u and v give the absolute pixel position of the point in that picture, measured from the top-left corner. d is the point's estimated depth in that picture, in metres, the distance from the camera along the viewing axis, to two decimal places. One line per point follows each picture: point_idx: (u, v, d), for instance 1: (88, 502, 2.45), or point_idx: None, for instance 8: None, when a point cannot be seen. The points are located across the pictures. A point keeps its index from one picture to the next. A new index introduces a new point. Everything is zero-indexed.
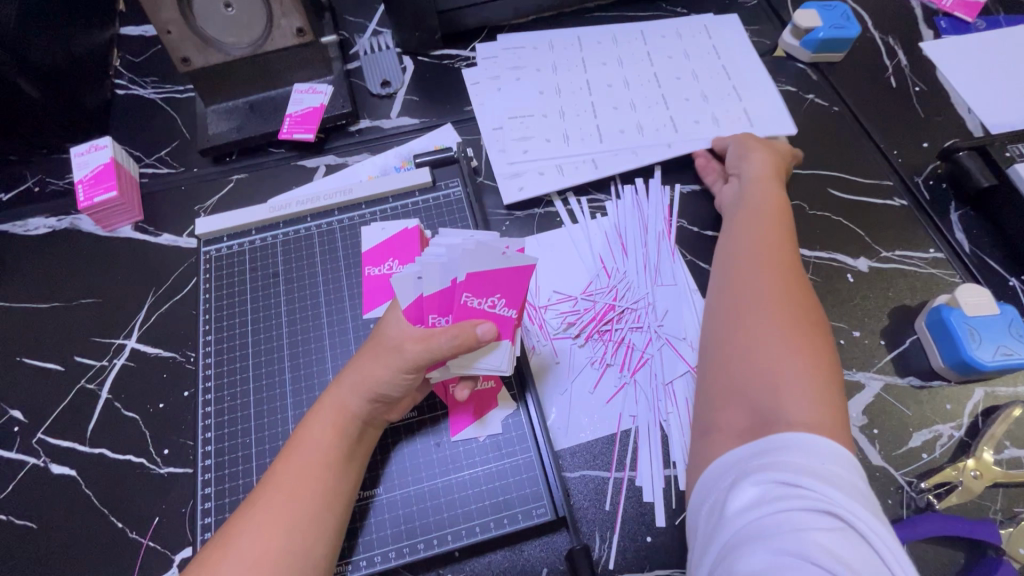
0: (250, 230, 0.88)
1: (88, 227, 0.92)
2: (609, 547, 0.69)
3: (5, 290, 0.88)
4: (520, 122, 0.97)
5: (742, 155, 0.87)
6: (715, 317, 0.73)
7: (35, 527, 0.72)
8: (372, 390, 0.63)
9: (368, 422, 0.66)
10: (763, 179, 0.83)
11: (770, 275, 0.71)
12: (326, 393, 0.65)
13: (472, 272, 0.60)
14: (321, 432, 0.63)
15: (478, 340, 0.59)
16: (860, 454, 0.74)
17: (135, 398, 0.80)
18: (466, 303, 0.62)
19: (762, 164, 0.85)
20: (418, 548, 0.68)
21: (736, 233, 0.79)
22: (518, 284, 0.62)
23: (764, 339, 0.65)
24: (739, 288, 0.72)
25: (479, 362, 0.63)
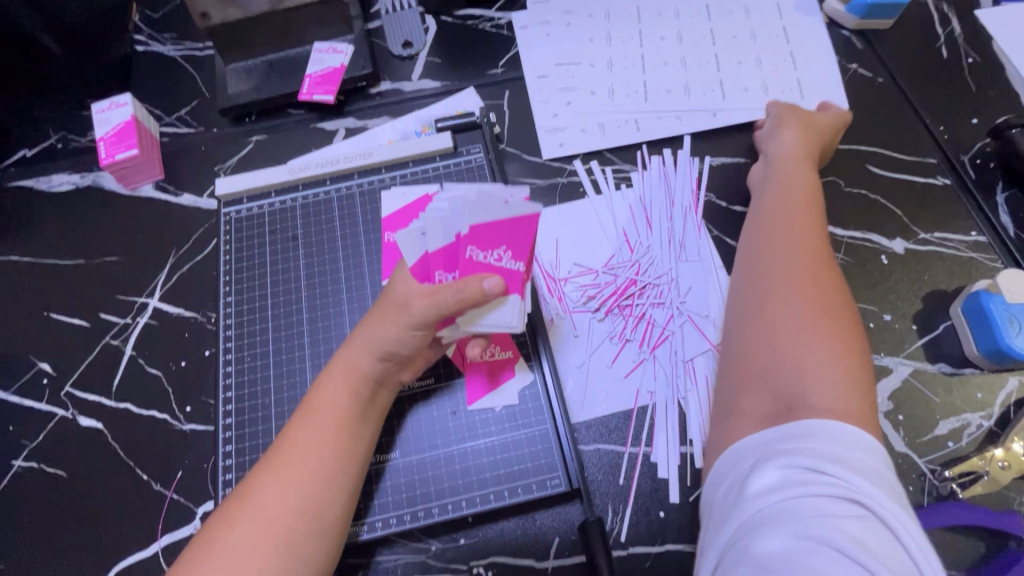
0: (269, 191, 0.87)
1: (111, 185, 0.92)
2: (621, 520, 0.69)
3: (31, 246, 0.89)
4: (567, 72, 0.96)
5: (778, 135, 0.83)
6: (740, 303, 0.71)
7: (65, 475, 0.75)
8: (384, 350, 0.63)
9: (381, 382, 0.65)
10: (799, 162, 0.80)
11: (800, 260, 0.69)
12: (339, 353, 0.65)
13: (475, 223, 0.57)
14: (333, 392, 0.62)
15: (485, 294, 0.57)
16: (882, 439, 0.72)
17: (158, 356, 0.81)
18: (471, 257, 0.59)
19: (798, 147, 0.81)
20: (432, 512, 0.69)
21: (765, 216, 0.76)
22: (525, 235, 0.59)
23: (791, 328, 0.64)
24: (769, 273, 0.69)
25: (486, 318, 0.61)
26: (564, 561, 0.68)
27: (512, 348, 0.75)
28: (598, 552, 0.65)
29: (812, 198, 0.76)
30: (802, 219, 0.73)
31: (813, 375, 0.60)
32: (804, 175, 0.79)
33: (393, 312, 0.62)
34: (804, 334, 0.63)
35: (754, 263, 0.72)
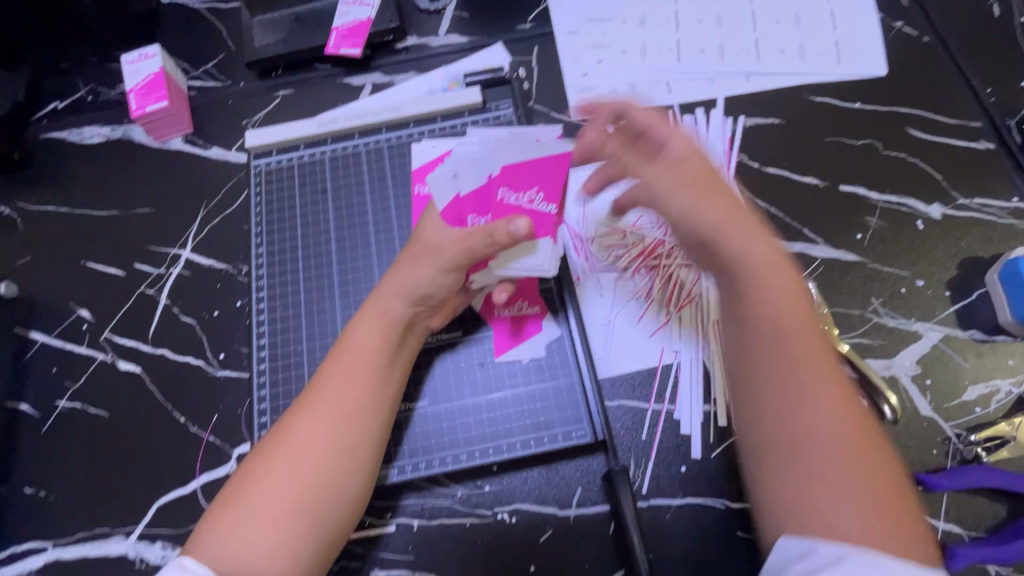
0: (298, 144, 0.88)
1: (141, 138, 0.93)
2: (644, 473, 0.71)
3: (67, 196, 0.91)
4: (598, 29, 0.93)
5: (678, 208, 0.60)
6: (766, 474, 0.53)
7: (107, 415, 0.78)
8: (414, 295, 0.64)
9: (409, 327, 0.66)
10: (748, 234, 0.59)
11: (826, 387, 0.54)
12: (369, 299, 0.66)
13: (506, 165, 0.59)
14: (364, 337, 0.64)
15: (513, 237, 0.57)
16: (909, 403, 0.72)
17: (191, 305, 0.83)
18: (503, 198, 0.61)
19: (695, 198, 0.60)
20: (460, 458, 0.72)
21: (746, 337, 0.58)
22: (556, 177, 0.60)
23: (836, 497, 0.49)
24: (804, 412, 0.53)
25: (515, 262, 0.62)
26: (587, 510, 0.70)
27: (539, 304, 0.77)
28: (624, 499, 0.66)
29: (788, 293, 0.57)
30: (810, 343, 0.56)
31: (845, 515, 0.48)
32: (746, 249, 0.58)
33: (422, 258, 0.63)
34: (848, 502, 0.49)
35: (752, 420, 0.56)
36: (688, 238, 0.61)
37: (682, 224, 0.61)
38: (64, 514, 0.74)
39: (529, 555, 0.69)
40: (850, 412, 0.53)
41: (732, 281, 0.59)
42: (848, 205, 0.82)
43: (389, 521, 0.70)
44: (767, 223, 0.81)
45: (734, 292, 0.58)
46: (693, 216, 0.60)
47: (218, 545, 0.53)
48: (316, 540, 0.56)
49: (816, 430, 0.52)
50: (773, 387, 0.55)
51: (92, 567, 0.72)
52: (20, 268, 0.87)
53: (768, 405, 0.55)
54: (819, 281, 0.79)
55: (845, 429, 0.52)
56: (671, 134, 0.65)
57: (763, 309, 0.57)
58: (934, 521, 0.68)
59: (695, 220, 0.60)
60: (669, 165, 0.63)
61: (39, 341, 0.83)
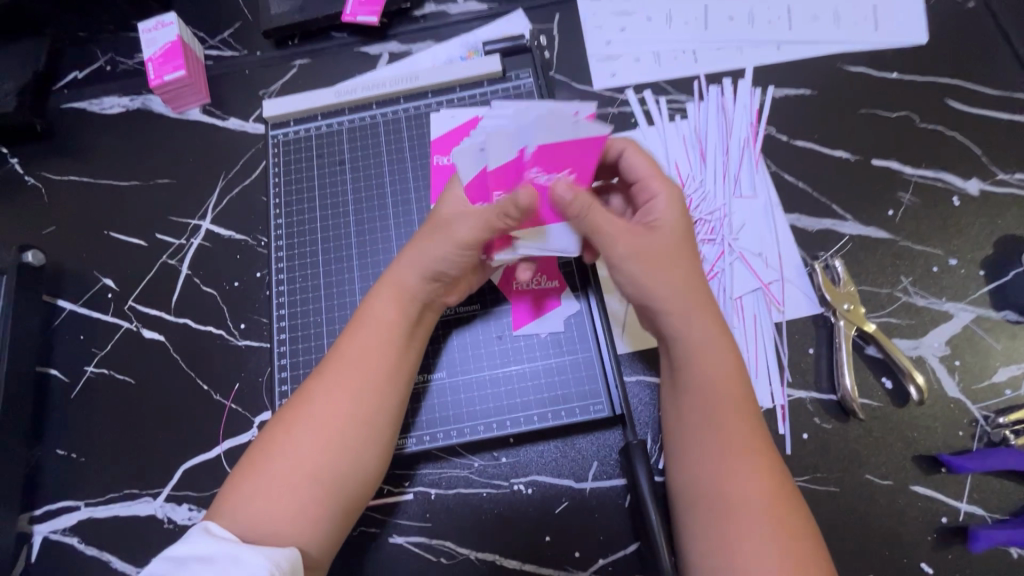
0: (316, 115, 0.87)
1: (160, 108, 0.93)
2: (661, 448, 0.71)
3: (89, 166, 0.91)
4: None
5: (625, 275, 0.62)
6: (688, 524, 0.57)
7: (133, 382, 0.80)
8: (432, 269, 0.63)
9: (428, 301, 0.66)
10: (699, 304, 0.62)
11: (750, 451, 0.57)
12: (387, 271, 0.65)
13: (543, 143, 0.56)
14: (383, 309, 0.63)
15: (558, 198, 0.59)
16: (936, 383, 0.71)
17: (212, 276, 0.84)
18: (534, 178, 0.60)
19: (647, 270, 0.61)
20: (477, 430, 0.72)
21: (683, 400, 0.62)
22: (589, 159, 0.60)
23: (752, 552, 0.52)
24: (726, 477, 0.56)
25: (542, 237, 0.63)
26: (603, 483, 0.70)
27: (558, 278, 0.76)
28: (641, 471, 0.65)
29: (726, 365, 0.60)
30: (744, 405, 0.59)
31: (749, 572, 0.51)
32: (691, 324, 0.61)
33: (439, 231, 0.63)
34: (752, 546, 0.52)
35: (684, 468, 0.60)
36: (634, 299, 0.63)
37: (627, 290, 0.63)
38: (94, 476, 0.77)
39: (545, 526, 0.70)
40: (770, 478, 0.55)
41: (674, 349, 0.62)
42: (880, 180, 0.79)
43: (408, 489, 0.72)
44: (795, 197, 0.79)
45: (673, 363, 0.63)
46: (639, 287, 0.61)
47: (242, 509, 0.55)
48: (336, 505, 0.57)
49: (738, 493, 0.55)
50: (706, 437, 0.58)
51: (122, 526, 0.74)
52: (46, 237, 0.88)
53: (706, 453, 0.58)
54: (847, 258, 0.76)
55: (769, 493, 0.55)
56: (654, 194, 0.64)
57: (699, 377, 0.60)
58: (957, 503, 0.66)
59: (641, 293, 0.62)
60: (637, 235, 0.62)
61: (66, 308, 0.84)
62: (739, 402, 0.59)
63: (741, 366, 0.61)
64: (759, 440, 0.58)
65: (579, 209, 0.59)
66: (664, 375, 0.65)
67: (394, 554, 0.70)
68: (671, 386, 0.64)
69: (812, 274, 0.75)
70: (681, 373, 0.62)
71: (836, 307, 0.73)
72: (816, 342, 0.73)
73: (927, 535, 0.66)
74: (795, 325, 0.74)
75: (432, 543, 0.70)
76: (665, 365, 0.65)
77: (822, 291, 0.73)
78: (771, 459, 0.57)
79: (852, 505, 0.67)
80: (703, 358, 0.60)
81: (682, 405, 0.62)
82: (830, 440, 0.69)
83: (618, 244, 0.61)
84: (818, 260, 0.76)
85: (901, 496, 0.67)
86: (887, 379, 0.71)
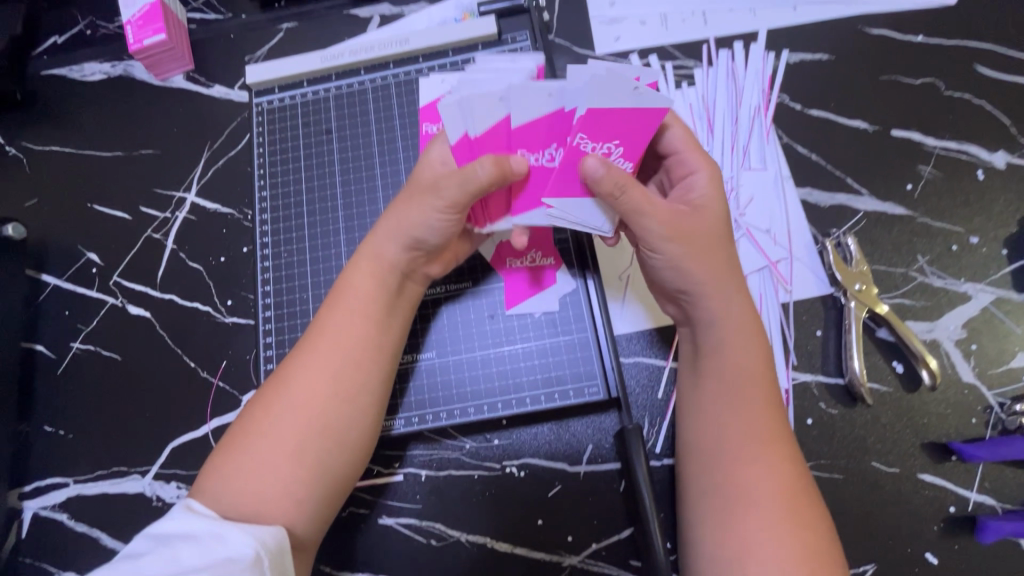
0: (301, 81, 0.83)
1: (142, 76, 0.87)
2: (658, 432, 0.68)
3: (67, 134, 0.87)
4: None
5: (662, 256, 0.59)
6: (693, 512, 0.55)
7: (120, 359, 0.78)
8: (410, 237, 0.60)
9: (409, 272, 0.63)
10: (723, 288, 0.59)
11: (762, 439, 0.54)
12: (365, 243, 0.63)
13: (595, 108, 0.51)
14: (360, 282, 0.61)
15: (594, 172, 0.54)
16: (949, 368, 0.67)
17: (198, 251, 0.81)
18: (578, 144, 0.54)
19: (685, 252, 0.58)
20: (468, 411, 0.70)
21: (702, 383, 0.59)
22: (641, 131, 0.55)
23: (756, 540, 0.50)
24: (734, 463, 0.54)
25: (564, 210, 0.59)
26: (597, 466, 0.68)
27: (553, 256, 0.73)
28: (637, 458, 0.63)
29: (746, 349, 0.58)
30: (759, 389, 0.56)
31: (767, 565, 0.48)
32: (717, 304, 0.59)
33: (419, 197, 0.60)
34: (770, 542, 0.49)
35: (694, 451, 0.57)
36: (672, 283, 0.60)
37: (665, 272, 0.60)
38: (81, 454, 0.75)
39: (537, 510, 0.68)
40: (784, 469, 0.53)
41: (703, 330, 0.60)
42: (899, 152, 0.74)
43: (397, 470, 0.70)
44: (808, 170, 0.74)
45: (700, 344, 0.60)
46: (678, 270, 0.59)
47: (221, 489, 0.52)
48: (321, 486, 0.54)
49: (746, 480, 0.52)
50: (722, 422, 0.56)
51: (111, 504, 0.73)
52: (27, 209, 0.84)
53: (716, 438, 0.56)
54: (861, 235, 0.72)
55: (780, 483, 0.52)
56: (693, 171, 0.61)
57: (725, 360, 0.58)
58: (967, 492, 0.64)
59: (681, 277, 0.59)
60: (676, 215, 0.59)
61: (51, 283, 0.81)
62: (755, 388, 0.56)
63: (762, 351, 0.58)
64: (776, 428, 0.55)
65: (612, 186, 0.55)
66: (684, 357, 0.63)
67: (384, 536, 0.68)
68: (690, 368, 0.61)
69: (823, 252, 0.71)
70: (706, 355, 0.59)
71: (847, 288, 0.68)
72: (824, 324, 0.70)
73: (933, 524, 0.63)
74: (803, 305, 0.70)
75: (422, 526, 0.68)
76: (688, 346, 0.63)
77: (833, 271, 0.70)
78: (785, 448, 0.54)
79: (856, 493, 0.65)
80: (731, 341, 0.58)
81: (702, 387, 0.59)
82: (835, 426, 0.67)
83: (653, 226, 0.58)
84: (830, 237, 0.72)
85: (908, 484, 0.64)
86: (897, 363, 0.68)
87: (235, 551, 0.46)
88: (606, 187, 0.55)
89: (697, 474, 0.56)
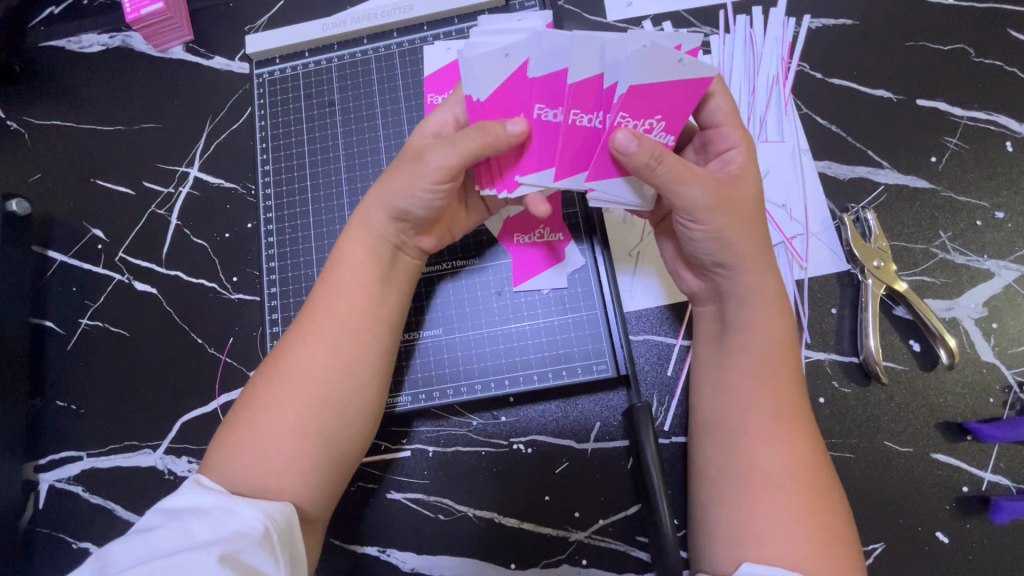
0: (302, 51, 0.82)
1: (141, 47, 0.85)
2: (666, 410, 0.68)
3: (69, 108, 0.85)
4: None
5: (704, 227, 0.56)
6: (708, 491, 0.54)
7: (128, 335, 0.78)
8: (394, 207, 0.59)
9: (399, 244, 0.63)
10: (756, 264, 0.57)
11: (780, 418, 0.53)
12: (354, 214, 0.62)
13: (637, 85, 0.50)
14: (353, 253, 0.60)
15: (623, 150, 0.52)
16: (968, 347, 0.66)
17: (203, 227, 0.80)
18: (620, 122, 0.53)
19: (726, 223, 0.56)
20: (475, 388, 0.70)
21: (727, 361, 0.58)
22: (684, 103, 0.53)
23: (771, 518, 0.49)
24: (751, 442, 0.53)
25: (606, 188, 0.58)
26: (604, 444, 0.68)
27: (562, 230, 0.72)
28: (645, 436, 0.62)
29: (766, 327, 0.57)
30: (777, 368, 0.55)
31: (776, 543, 0.48)
32: (746, 280, 0.57)
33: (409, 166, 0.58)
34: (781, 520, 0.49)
35: (711, 429, 0.57)
36: (708, 256, 0.58)
37: (705, 244, 0.57)
38: (93, 429, 0.76)
39: (544, 486, 0.68)
40: (795, 447, 0.52)
41: (733, 307, 0.58)
42: (924, 123, 0.71)
43: (405, 446, 0.70)
44: (827, 143, 0.72)
45: (727, 323, 0.59)
46: (717, 243, 0.57)
47: (226, 462, 0.52)
48: (325, 457, 0.54)
49: (762, 459, 0.52)
50: (743, 401, 0.55)
51: (124, 477, 0.74)
52: (32, 184, 0.83)
53: (736, 417, 0.55)
54: (881, 210, 0.70)
55: (796, 463, 0.51)
56: (732, 145, 0.58)
57: (749, 339, 0.57)
58: (981, 472, 0.63)
59: (717, 251, 0.57)
60: (719, 184, 0.56)
61: (57, 260, 0.81)
62: (775, 367, 0.55)
63: (779, 326, 0.57)
64: (789, 406, 0.54)
65: (646, 159, 0.52)
66: (707, 336, 0.62)
67: (392, 510, 0.69)
68: (715, 347, 0.60)
69: (840, 228, 0.69)
70: (733, 334, 0.58)
71: (865, 264, 0.67)
72: (839, 302, 0.68)
73: (946, 504, 0.63)
74: (818, 282, 0.69)
75: (430, 500, 0.69)
76: (713, 325, 0.61)
77: (850, 247, 0.67)
78: (803, 428, 0.53)
79: (867, 471, 0.64)
80: (755, 319, 0.57)
81: (726, 366, 0.58)
82: (848, 406, 0.65)
83: (696, 195, 0.55)
84: (848, 211, 0.69)
85: (921, 464, 0.64)
86: (914, 341, 0.66)
87: (245, 526, 0.46)
88: (637, 163, 0.52)
89: (714, 453, 0.55)
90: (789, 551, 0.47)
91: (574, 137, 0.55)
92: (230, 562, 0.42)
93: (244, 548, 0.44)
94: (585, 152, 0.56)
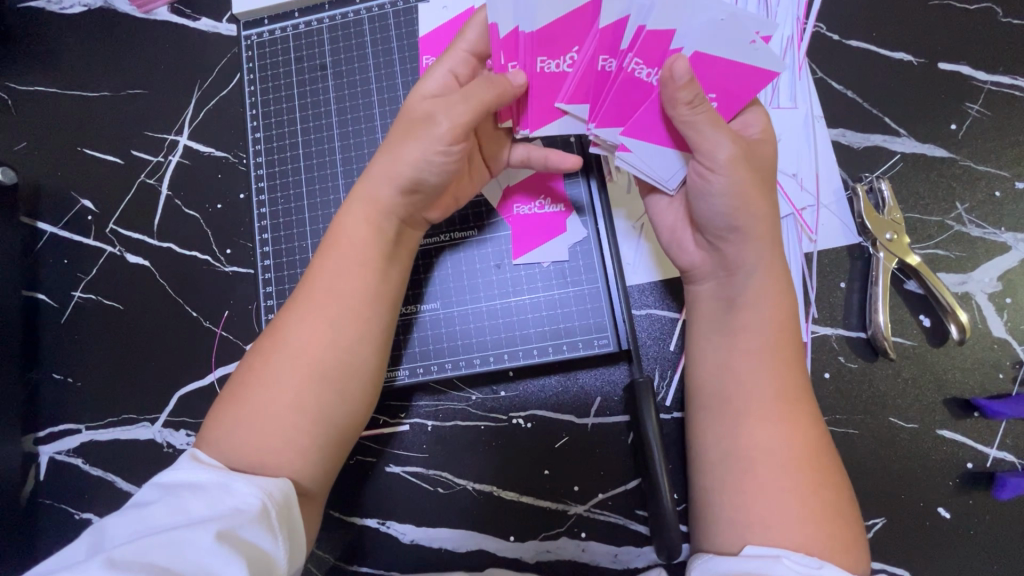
0: (293, 11, 0.79)
1: (123, 7, 0.80)
2: (669, 384, 0.67)
3: (50, 73, 0.80)
4: None
5: (724, 180, 0.54)
6: (708, 477, 0.53)
7: (122, 308, 0.77)
8: (406, 178, 0.57)
9: (408, 219, 0.61)
10: (766, 233, 0.56)
11: (781, 399, 0.52)
12: (358, 186, 0.60)
13: (702, 51, 0.53)
14: (354, 229, 0.58)
15: (673, 79, 0.52)
16: (980, 322, 0.64)
17: (194, 197, 0.78)
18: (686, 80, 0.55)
19: (746, 180, 0.55)
20: (474, 362, 0.69)
21: (729, 343, 0.56)
22: (753, 82, 0.55)
23: (772, 497, 0.48)
24: (751, 424, 0.52)
25: (647, 156, 0.59)
26: (604, 419, 0.67)
27: (565, 201, 0.70)
28: (648, 412, 0.61)
29: (769, 305, 0.55)
30: (782, 345, 0.54)
31: (779, 525, 0.47)
32: (753, 251, 0.56)
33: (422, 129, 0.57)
34: (791, 503, 0.48)
35: (710, 410, 0.55)
36: (722, 218, 0.56)
37: (720, 200, 0.55)
38: (90, 403, 0.75)
39: (544, 460, 0.67)
40: (801, 434, 0.51)
41: (739, 282, 0.57)
42: (945, 89, 0.68)
43: (403, 420, 0.69)
44: (842, 109, 0.68)
45: (733, 299, 0.57)
46: (735, 201, 0.55)
47: (225, 439, 0.51)
48: (323, 434, 0.53)
49: (762, 441, 0.51)
50: (747, 382, 0.53)
51: (124, 450, 0.74)
52: (18, 154, 0.80)
53: (732, 397, 0.54)
54: (896, 180, 0.67)
55: (795, 444, 0.50)
56: (749, 109, 0.58)
57: (754, 317, 0.55)
58: (987, 449, 0.62)
59: (732, 213, 0.55)
60: (744, 144, 0.55)
61: (47, 232, 0.79)
62: (777, 350, 0.54)
63: (788, 311, 0.56)
64: (798, 390, 0.53)
65: (691, 97, 0.52)
66: (706, 314, 0.60)
67: (391, 483, 0.69)
68: (717, 327, 0.58)
69: (853, 198, 0.67)
70: (739, 312, 0.56)
71: (877, 237, 0.64)
72: (849, 276, 0.66)
73: (949, 480, 0.62)
74: (827, 255, 0.66)
75: (430, 474, 0.68)
76: (717, 301, 0.59)
77: (863, 219, 0.65)
78: (802, 408, 0.52)
79: (870, 448, 0.63)
80: (761, 298, 0.55)
81: (728, 348, 0.56)
82: (854, 382, 0.64)
83: (723, 145, 0.54)
84: (862, 181, 0.67)
85: (926, 440, 0.63)
86: (925, 317, 0.64)
87: (243, 502, 0.46)
88: (679, 101, 0.52)
89: (714, 437, 0.54)
90: (794, 530, 0.47)
91: (632, 87, 0.56)
92: (228, 540, 0.42)
93: (242, 524, 0.44)
94: (629, 106, 0.57)
